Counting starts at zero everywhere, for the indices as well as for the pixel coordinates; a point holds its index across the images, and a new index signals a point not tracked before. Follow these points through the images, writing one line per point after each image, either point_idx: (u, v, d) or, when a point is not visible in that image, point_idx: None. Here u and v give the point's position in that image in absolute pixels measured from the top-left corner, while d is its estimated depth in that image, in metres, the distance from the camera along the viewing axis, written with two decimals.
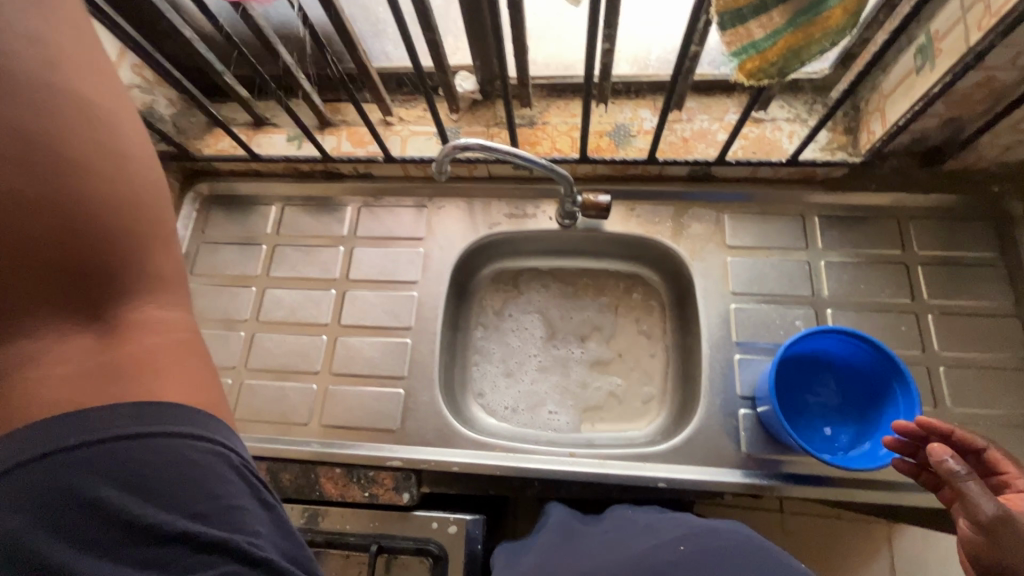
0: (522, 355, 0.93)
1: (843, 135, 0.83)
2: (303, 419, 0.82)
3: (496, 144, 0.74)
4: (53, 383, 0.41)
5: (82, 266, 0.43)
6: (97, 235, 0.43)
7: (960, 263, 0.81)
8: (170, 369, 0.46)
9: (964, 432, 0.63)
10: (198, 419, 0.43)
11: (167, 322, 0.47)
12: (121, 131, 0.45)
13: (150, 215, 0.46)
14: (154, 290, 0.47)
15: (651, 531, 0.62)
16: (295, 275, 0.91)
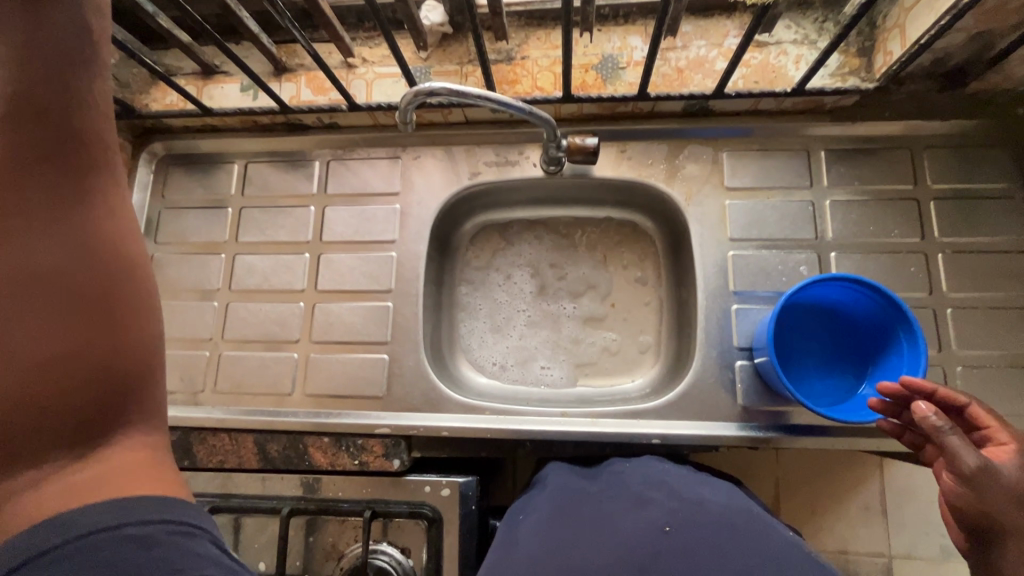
0: (511, 310, 0.89)
1: (855, 57, 0.75)
2: (287, 389, 0.80)
3: (464, 88, 0.66)
4: (37, 499, 0.39)
5: (104, 398, 0.42)
6: (113, 369, 0.43)
7: (975, 196, 0.75)
8: (149, 475, 0.42)
9: (944, 390, 0.60)
10: (177, 508, 0.40)
11: (145, 442, 0.44)
12: (122, 244, 0.45)
13: (133, 325, 0.45)
14: (142, 413, 0.45)
15: (642, 502, 0.61)
16: (265, 239, 0.86)
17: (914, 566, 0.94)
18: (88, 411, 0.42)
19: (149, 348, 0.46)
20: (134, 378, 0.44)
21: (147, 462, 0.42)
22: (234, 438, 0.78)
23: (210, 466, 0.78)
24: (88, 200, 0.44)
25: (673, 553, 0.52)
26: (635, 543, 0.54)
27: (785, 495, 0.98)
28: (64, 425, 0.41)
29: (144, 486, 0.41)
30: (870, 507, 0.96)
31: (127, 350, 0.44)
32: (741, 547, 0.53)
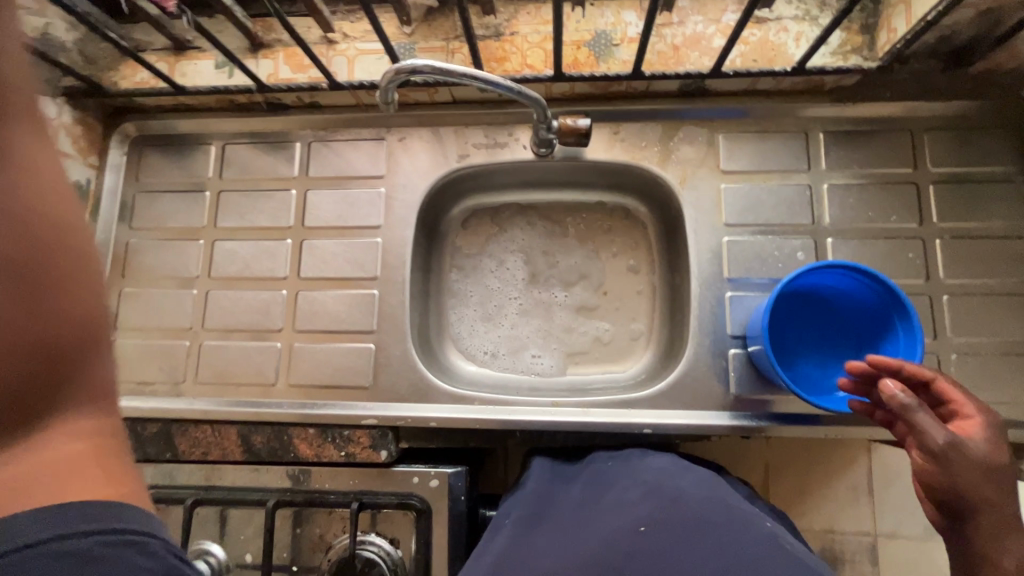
0: (503, 298, 0.87)
1: (858, 34, 0.72)
2: (271, 379, 0.78)
3: (450, 65, 0.63)
4: None
5: (25, 391, 0.33)
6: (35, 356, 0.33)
7: (975, 180, 0.74)
8: (90, 475, 0.35)
9: (909, 365, 0.58)
10: (127, 516, 0.35)
11: (85, 430, 0.36)
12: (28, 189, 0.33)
13: (60, 298, 0.33)
14: (82, 397, 0.36)
15: (620, 504, 0.60)
16: (244, 224, 0.82)
17: (901, 548, 0.95)
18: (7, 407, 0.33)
19: (88, 322, 0.35)
20: (67, 363, 0.34)
21: (91, 458, 0.35)
22: (217, 429, 0.76)
23: (193, 458, 0.76)
24: None
25: (646, 554, 0.51)
26: (608, 545, 0.52)
27: (775, 480, 0.99)
28: None
29: (82, 492, 0.34)
30: (859, 491, 0.97)
31: (54, 333, 0.33)
32: (714, 540, 0.51)
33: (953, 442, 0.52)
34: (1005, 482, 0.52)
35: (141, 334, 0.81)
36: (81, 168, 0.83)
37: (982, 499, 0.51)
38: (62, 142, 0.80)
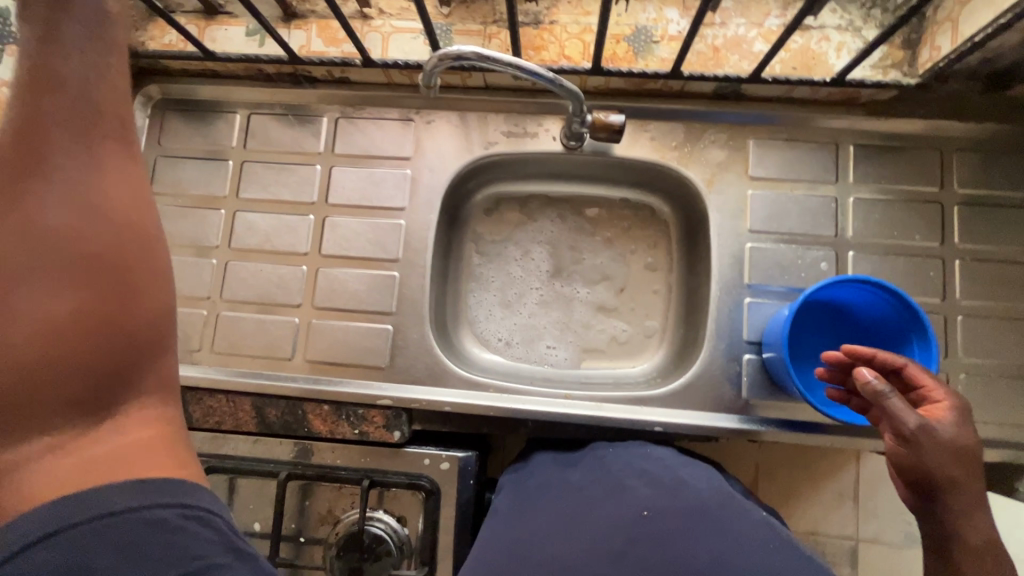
0: (524, 287, 0.88)
1: (900, 49, 0.72)
2: (287, 354, 0.78)
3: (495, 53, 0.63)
4: (58, 470, 0.38)
5: (112, 364, 0.41)
6: (126, 335, 0.41)
7: (999, 203, 0.74)
8: (160, 456, 0.42)
9: (883, 354, 0.60)
10: (188, 488, 0.42)
11: (160, 416, 0.44)
12: (109, 194, 0.42)
13: (140, 288, 0.42)
14: (149, 383, 0.43)
15: (623, 489, 0.62)
16: (267, 196, 0.82)
17: (885, 556, 0.98)
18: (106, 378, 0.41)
19: (157, 315, 0.43)
20: (147, 347, 0.43)
21: (164, 441, 0.43)
22: (231, 400, 0.76)
23: (206, 426, 0.76)
24: (91, 174, 0.42)
25: (649, 538, 0.53)
26: (614, 531, 0.55)
27: (769, 484, 1.00)
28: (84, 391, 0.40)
29: (154, 468, 0.41)
30: (850, 499, 0.99)
31: (136, 315, 0.42)
32: (712, 529, 0.54)
33: (925, 427, 0.52)
34: (974, 466, 0.53)
35: None
36: None
37: (952, 482, 0.52)
38: None
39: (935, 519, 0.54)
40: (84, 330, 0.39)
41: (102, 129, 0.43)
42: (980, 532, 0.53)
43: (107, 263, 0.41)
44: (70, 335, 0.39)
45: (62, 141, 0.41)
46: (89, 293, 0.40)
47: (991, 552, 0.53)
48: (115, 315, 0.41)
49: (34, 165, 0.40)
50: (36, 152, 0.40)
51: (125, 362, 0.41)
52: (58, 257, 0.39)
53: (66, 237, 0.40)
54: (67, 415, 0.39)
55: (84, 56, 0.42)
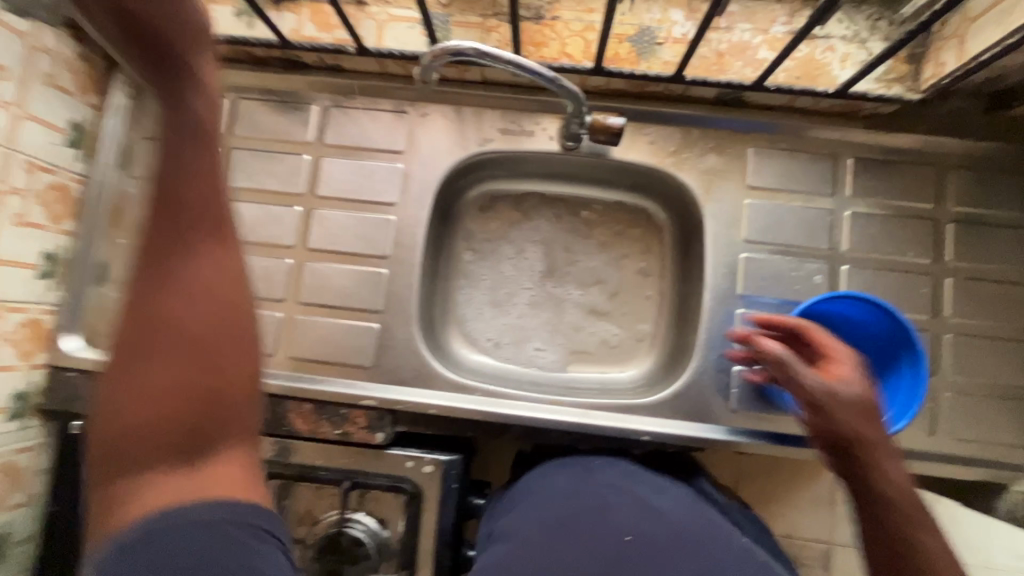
0: (515, 286, 0.86)
1: (904, 63, 0.72)
2: (269, 350, 0.75)
3: (495, 49, 0.60)
4: (141, 506, 0.34)
5: (193, 417, 0.36)
6: (212, 388, 0.36)
7: (993, 223, 0.74)
8: (233, 496, 0.36)
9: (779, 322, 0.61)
10: (255, 514, 0.36)
11: (240, 458, 0.37)
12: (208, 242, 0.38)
13: (228, 337, 0.37)
14: (233, 430, 0.37)
15: (606, 509, 0.59)
16: (252, 185, 0.79)
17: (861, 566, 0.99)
18: (183, 429, 0.35)
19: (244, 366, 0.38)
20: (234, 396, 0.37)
21: (239, 482, 0.37)
22: None
23: None
24: (197, 218, 0.38)
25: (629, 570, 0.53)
26: (596, 558, 0.54)
27: (751, 493, 1.01)
28: (166, 444, 0.35)
29: (223, 496, 0.36)
30: (830, 509, 0.99)
31: (223, 364, 0.37)
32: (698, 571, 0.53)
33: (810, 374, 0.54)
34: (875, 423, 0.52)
35: None
36: (79, 107, 0.76)
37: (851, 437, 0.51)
38: (62, 79, 0.72)
39: (858, 484, 0.51)
40: (183, 393, 0.36)
41: (205, 171, 0.39)
42: (901, 498, 0.50)
43: (204, 324, 0.37)
44: (162, 395, 0.35)
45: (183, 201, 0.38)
46: (186, 357, 0.36)
47: (916, 522, 0.49)
48: (210, 379, 0.36)
49: (157, 219, 0.37)
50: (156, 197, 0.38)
51: (205, 413, 0.36)
52: (162, 305, 0.37)
53: (174, 300, 0.37)
54: (157, 469, 0.35)
55: (199, 104, 0.40)
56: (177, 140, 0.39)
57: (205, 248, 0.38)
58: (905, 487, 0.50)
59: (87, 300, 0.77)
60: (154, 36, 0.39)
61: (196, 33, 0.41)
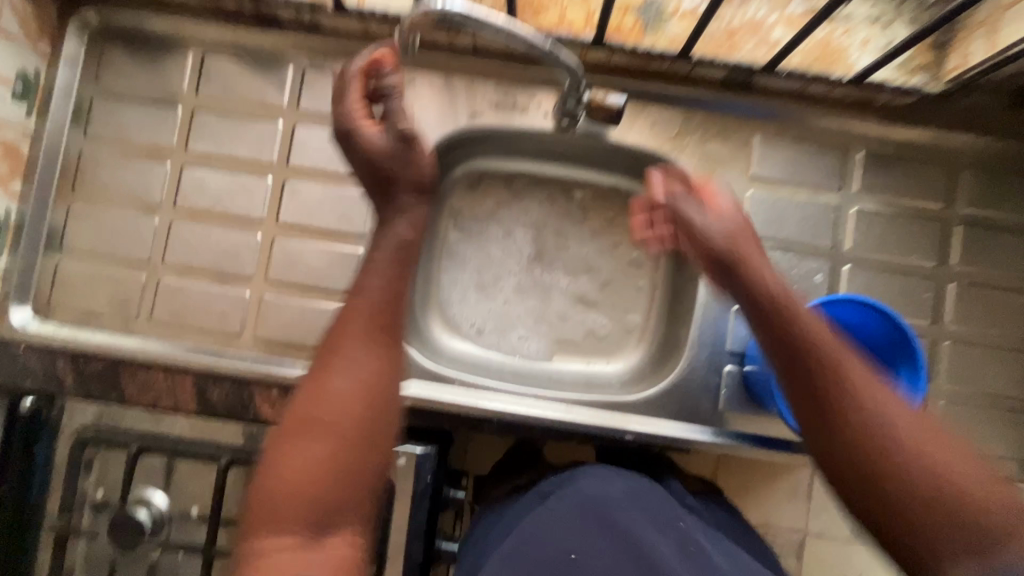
0: (502, 270, 0.82)
1: (927, 51, 0.68)
2: (235, 330, 0.71)
3: (483, 11, 0.54)
4: (266, 558, 0.41)
5: (325, 498, 0.42)
6: (346, 477, 0.43)
7: (1002, 227, 0.71)
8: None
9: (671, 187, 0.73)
10: None
11: (349, 543, 0.43)
12: (377, 357, 0.46)
13: (371, 438, 0.44)
14: (349, 519, 0.43)
15: (560, 528, 0.58)
16: (220, 152, 0.73)
17: None
18: (314, 508, 0.42)
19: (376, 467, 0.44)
20: (357, 494, 0.44)
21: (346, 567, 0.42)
22: (170, 376, 0.69)
23: (142, 403, 0.69)
24: (370, 336, 0.46)
25: None
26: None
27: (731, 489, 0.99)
28: (296, 513, 0.42)
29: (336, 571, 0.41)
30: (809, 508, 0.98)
31: (359, 461, 0.44)
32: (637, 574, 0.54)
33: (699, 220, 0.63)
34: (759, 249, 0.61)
35: (90, 260, 0.72)
36: (28, 56, 0.69)
37: (751, 278, 0.58)
38: None
39: (778, 344, 0.53)
40: (331, 470, 0.43)
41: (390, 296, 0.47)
42: (824, 357, 0.51)
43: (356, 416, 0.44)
44: (311, 468, 0.42)
45: (370, 309, 0.46)
46: (333, 439, 0.43)
47: (842, 378, 0.50)
48: (353, 466, 0.43)
49: (343, 332, 0.46)
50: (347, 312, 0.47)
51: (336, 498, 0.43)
52: (321, 399, 0.44)
53: (339, 388, 0.44)
54: (291, 531, 0.41)
55: (398, 233, 0.49)
56: (379, 264, 0.48)
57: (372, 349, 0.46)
58: (828, 344, 0.52)
59: (38, 268, 0.72)
60: (371, 168, 0.51)
61: (405, 162, 0.51)
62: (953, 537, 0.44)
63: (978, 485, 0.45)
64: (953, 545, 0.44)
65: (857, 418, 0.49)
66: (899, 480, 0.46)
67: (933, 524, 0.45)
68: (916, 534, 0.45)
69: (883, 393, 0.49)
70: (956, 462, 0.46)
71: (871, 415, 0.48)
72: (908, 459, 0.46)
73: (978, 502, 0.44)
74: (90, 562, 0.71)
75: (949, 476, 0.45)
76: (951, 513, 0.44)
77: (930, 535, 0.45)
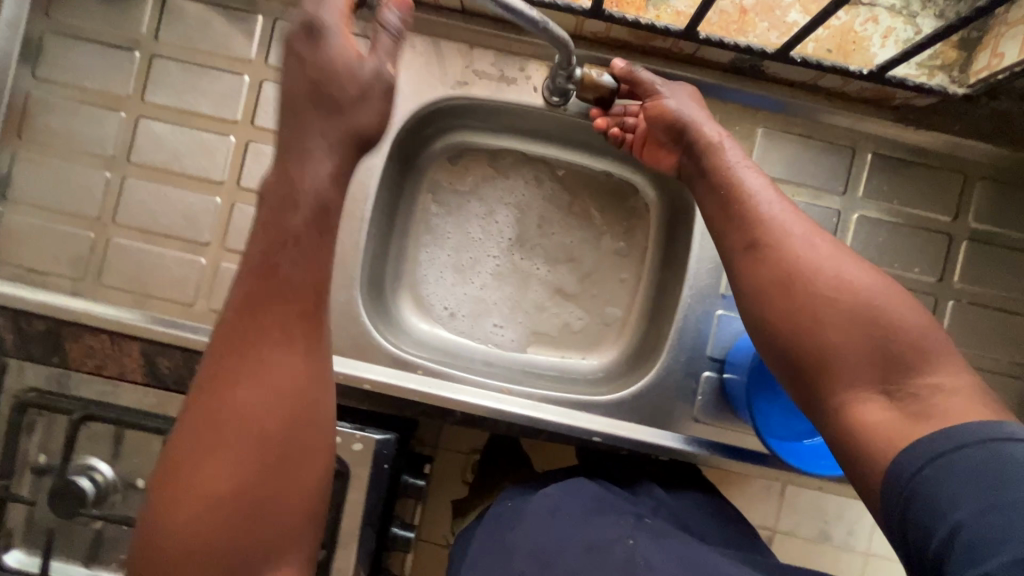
0: (480, 252, 0.77)
1: (953, 49, 0.63)
2: (188, 299, 0.67)
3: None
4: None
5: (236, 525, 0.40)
6: (260, 500, 0.40)
7: (1009, 245, 0.67)
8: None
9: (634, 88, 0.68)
10: None
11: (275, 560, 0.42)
12: (285, 358, 0.41)
13: (288, 451, 0.41)
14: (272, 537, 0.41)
15: (506, 556, 0.55)
16: (179, 104, 0.67)
17: None
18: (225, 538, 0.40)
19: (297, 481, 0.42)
20: (277, 514, 0.41)
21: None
22: (116, 343, 0.66)
23: (84, 370, 0.65)
24: (276, 333, 0.40)
25: None
26: None
27: None
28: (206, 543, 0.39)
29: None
30: None
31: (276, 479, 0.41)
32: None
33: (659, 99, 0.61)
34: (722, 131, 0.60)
35: (34, 213, 0.67)
36: None
37: (703, 144, 0.58)
38: None
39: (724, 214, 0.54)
40: (234, 503, 0.40)
41: (298, 280, 0.41)
42: (762, 213, 0.52)
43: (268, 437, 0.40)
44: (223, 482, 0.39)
45: (282, 317, 0.40)
46: (243, 459, 0.40)
47: (777, 232, 0.51)
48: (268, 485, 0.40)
49: (246, 331, 0.40)
50: (248, 301, 0.41)
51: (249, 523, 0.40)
52: (225, 417, 0.40)
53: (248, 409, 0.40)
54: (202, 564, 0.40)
55: (316, 189, 0.42)
56: (291, 218, 0.41)
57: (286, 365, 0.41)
58: (767, 204, 0.52)
59: None
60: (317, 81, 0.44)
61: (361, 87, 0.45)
62: (880, 378, 0.44)
63: (916, 328, 0.45)
64: (879, 386, 0.44)
65: (797, 273, 0.49)
66: (830, 325, 0.46)
67: (861, 366, 0.45)
68: (845, 371, 0.45)
69: (821, 249, 0.50)
70: (896, 303, 0.46)
71: (804, 264, 0.49)
72: (840, 307, 0.46)
73: (913, 344, 0.44)
74: (28, 530, 0.67)
75: (885, 317, 0.45)
76: (881, 354, 0.44)
77: (861, 377, 0.45)
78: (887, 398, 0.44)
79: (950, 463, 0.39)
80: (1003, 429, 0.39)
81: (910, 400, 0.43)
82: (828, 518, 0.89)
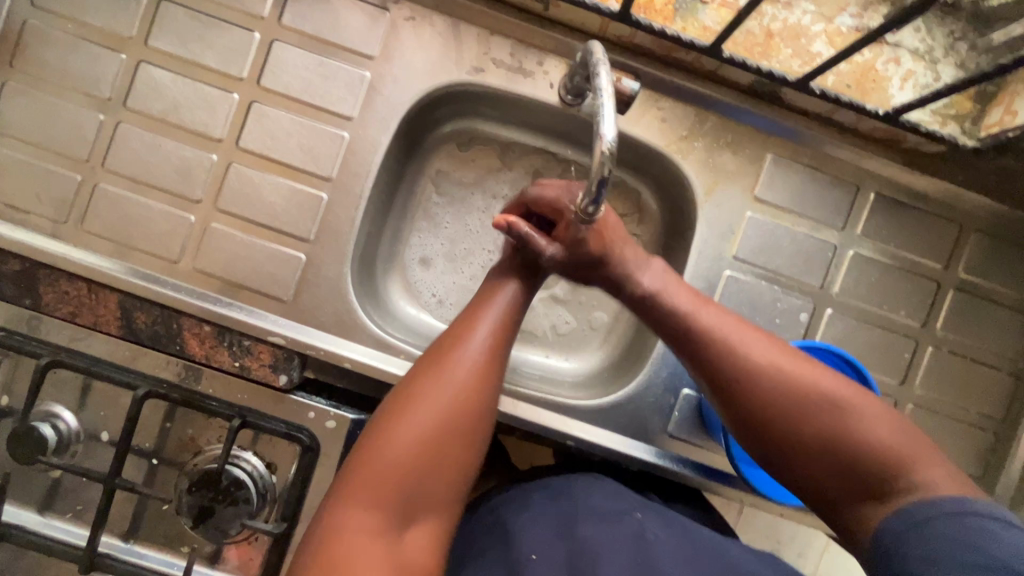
0: (475, 244, 0.76)
1: (968, 100, 0.64)
2: (173, 256, 0.65)
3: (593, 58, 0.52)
4: (386, 465, 0.46)
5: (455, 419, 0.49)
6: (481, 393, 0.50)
7: (993, 299, 0.68)
8: (440, 478, 0.47)
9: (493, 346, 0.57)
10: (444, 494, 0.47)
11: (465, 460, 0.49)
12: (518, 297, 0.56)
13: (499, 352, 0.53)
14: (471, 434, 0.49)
15: (510, 536, 0.55)
16: (183, 54, 0.65)
17: None
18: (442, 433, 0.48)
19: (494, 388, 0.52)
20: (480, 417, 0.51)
21: (449, 470, 0.48)
22: (94, 291, 0.64)
23: (57, 315, 0.63)
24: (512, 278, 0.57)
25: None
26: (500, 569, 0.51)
27: None
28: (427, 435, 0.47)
29: (438, 470, 0.47)
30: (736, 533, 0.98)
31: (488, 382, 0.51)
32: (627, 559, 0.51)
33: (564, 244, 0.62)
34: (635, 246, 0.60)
35: (16, 148, 0.65)
36: None
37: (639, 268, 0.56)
38: None
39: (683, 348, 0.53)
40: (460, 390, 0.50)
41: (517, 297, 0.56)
42: (718, 338, 0.51)
43: (453, 421, 0.48)
44: (383, 519, 0.45)
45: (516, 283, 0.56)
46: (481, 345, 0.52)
47: (738, 353, 0.51)
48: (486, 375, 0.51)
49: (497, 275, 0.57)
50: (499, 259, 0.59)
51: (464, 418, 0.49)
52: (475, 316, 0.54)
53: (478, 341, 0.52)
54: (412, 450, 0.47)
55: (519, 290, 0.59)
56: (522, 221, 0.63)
57: (494, 344, 0.52)
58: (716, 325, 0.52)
59: None
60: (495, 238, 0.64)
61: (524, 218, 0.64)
62: (861, 489, 0.47)
63: (872, 419, 0.48)
64: (864, 493, 0.47)
65: (773, 412, 0.49)
66: (803, 453, 0.48)
67: (837, 482, 0.47)
68: (830, 489, 0.48)
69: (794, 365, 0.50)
70: (870, 417, 0.48)
71: (763, 384, 0.49)
72: (814, 436, 0.48)
73: (882, 455, 0.46)
74: None
75: (853, 427, 0.47)
76: (856, 473, 0.47)
77: (842, 490, 0.47)
78: (875, 498, 0.46)
79: (935, 530, 0.42)
80: (979, 505, 0.43)
81: (891, 498, 0.46)
82: (782, 539, 0.91)
